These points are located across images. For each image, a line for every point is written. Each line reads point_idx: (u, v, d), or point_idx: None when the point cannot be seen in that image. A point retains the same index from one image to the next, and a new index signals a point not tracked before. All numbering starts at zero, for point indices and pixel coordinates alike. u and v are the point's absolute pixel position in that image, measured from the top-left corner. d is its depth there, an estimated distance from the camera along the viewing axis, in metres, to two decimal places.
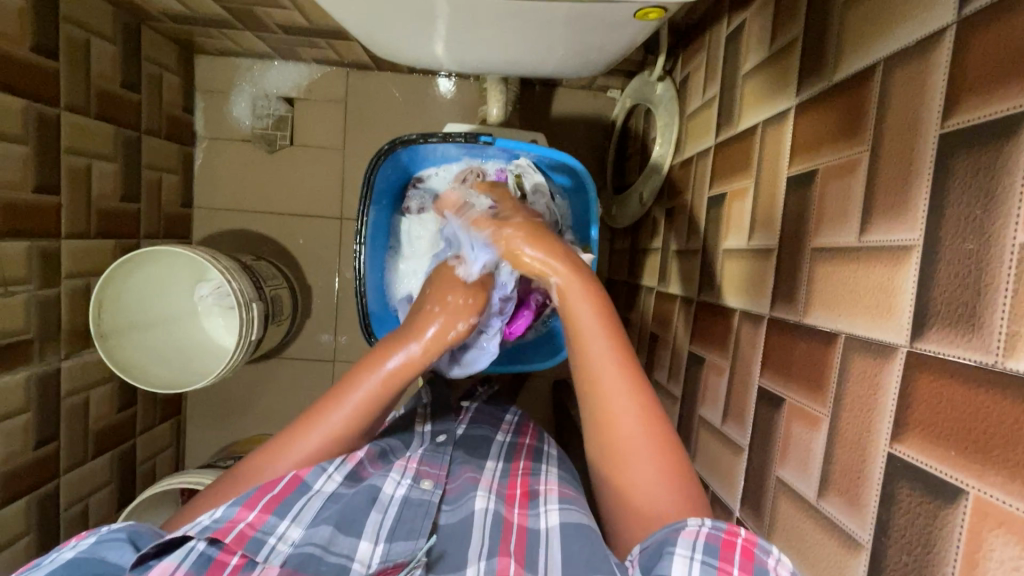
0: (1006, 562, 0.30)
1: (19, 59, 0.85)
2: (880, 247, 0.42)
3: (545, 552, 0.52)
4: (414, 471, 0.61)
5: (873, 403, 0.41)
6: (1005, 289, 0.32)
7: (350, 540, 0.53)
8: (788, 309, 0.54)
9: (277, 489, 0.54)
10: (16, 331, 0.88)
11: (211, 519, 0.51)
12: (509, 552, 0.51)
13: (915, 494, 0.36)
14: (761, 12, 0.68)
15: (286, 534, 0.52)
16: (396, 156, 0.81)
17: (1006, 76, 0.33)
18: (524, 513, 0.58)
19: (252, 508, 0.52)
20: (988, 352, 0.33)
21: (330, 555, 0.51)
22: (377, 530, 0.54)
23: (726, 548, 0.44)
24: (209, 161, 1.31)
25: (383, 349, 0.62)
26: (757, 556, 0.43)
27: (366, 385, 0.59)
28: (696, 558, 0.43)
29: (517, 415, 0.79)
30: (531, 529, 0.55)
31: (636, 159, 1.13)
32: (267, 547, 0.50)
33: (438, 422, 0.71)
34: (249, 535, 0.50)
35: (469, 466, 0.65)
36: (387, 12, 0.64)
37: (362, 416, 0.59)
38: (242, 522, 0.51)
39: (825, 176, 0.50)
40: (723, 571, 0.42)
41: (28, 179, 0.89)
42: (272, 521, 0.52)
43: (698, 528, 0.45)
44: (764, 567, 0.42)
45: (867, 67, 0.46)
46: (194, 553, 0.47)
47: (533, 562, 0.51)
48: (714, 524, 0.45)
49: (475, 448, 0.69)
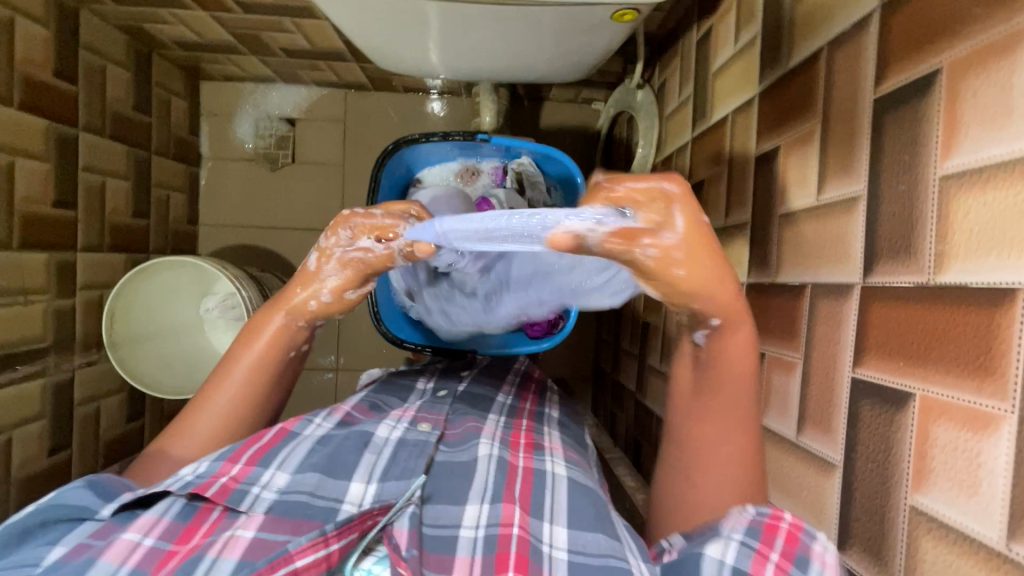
0: (948, 444, 0.35)
1: (43, 83, 0.91)
2: (835, 202, 0.48)
3: (551, 496, 0.55)
4: (410, 417, 0.65)
5: (838, 337, 0.46)
6: (931, 217, 0.38)
7: (341, 483, 0.55)
8: (762, 273, 0.60)
9: (264, 440, 0.58)
10: (34, 338, 0.91)
11: (194, 475, 0.54)
12: (514, 499, 0.54)
13: (875, 407, 0.41)
14: (726, 17, 0.76)
15: (271, 482, 0.54)
16: (399, 157, 0.87)
17: (918, 44, 0.40)
18: (528, 457, 0.61)
19: (236, 461, 0.55)
20: (922, 273, 0.38)
21: (318, 499, 0.53)
22: (370, 471, 0.56)
23: (770, 531, 0.44)
24: (213, 182, 1.37)
25: (249, 329, 0.63)
26: (801, 540, 0.43)
27: (253, 355, 0.62)
28: (735, 538, 0.45)
29: (517, 378, 0.84)
30: (536, 471, 0.59)
31: (622, 163, 1.20)
32: (250, 496, 0.52)
33: (439, 381, 0.78)
34: (232, 488, 0.52)
35: (471, 417, 0.68)
36: (390, 21, 0.71)
37: (259, 376, 0.62)
38: (224, 476, 0.53)
39: (786, 152, 0.57)
40: (761, 555, 0.43)
41: (48, 194, 0.94)
42: (257, 472, 0.55)
43: (743, 517, 0.46)
44: (808, 554, 0.42)
45: (813, 53, 0.53)
46: (176, 505, 0.51)
47: (539, 508, 0.54)
48: (760, 509, 0.46)
49: (475, 403, 0.73)
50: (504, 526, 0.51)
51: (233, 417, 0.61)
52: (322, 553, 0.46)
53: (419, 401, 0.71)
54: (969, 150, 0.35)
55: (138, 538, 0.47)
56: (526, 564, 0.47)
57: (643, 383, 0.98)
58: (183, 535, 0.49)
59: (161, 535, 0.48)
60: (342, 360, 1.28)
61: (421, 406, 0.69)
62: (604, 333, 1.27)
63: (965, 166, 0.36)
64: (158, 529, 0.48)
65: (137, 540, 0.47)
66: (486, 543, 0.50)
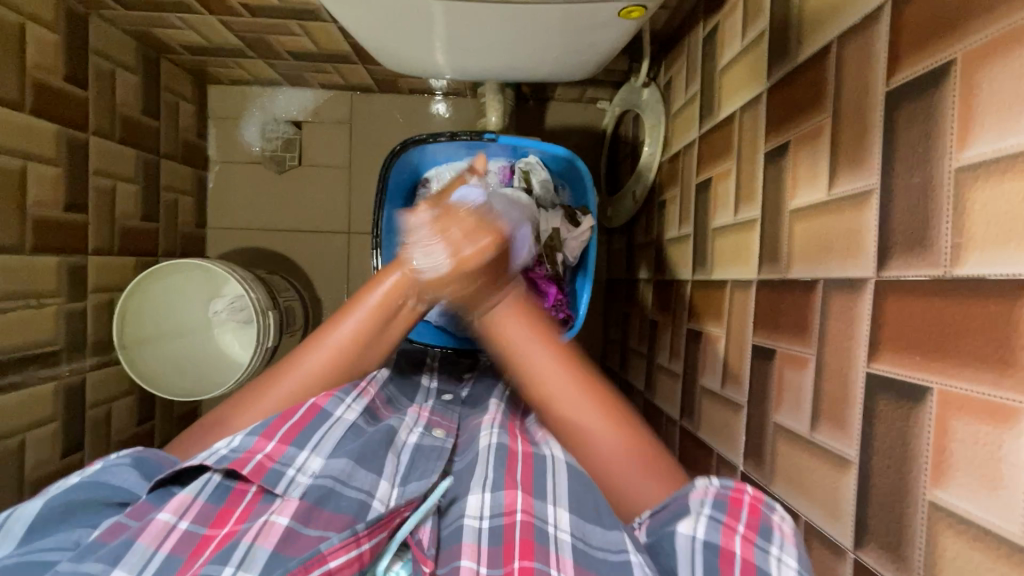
0: (968, 438, 0.35)
1: (54, 88, 0.92)
2: (846, 196, 0.48)
3: (552, 480, 0.54)
4: (426, 420, 0.66)
5: (852, 332, 0.46)
6: (947, 209, 0.38)
7: (370, 476, 0.55)
8: (773, 269, 0.60)
9: (297, 417, 0.57)
10: (46, 341, 0.92)
11: (228, 449, 0.54)
12: (516, 484, 0.53)
13: (892, 402, 0.41)
14: (732, 13, 0.75)
15: (305, 466, 0.55)
16: (406, 157, 0.88)
17: (932, 35, 0.40)
18: (526, 443, 0.60)
19: (270, 439, 0.55)
20: (938, 265, 0.38)
21: (348, 489, 0.53)
22: (393, 474, 0.57)
23: (735, 505, 0.48)
24: (220, 185, 1.38)
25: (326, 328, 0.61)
26: (763, 512, 0.47)
27: (358, 316, 0.61)
28: (704, 513, 0.47)
29: None
30: (536, 457, 0.57)
31: (628, 161, 1.19)
32: (286, 479, 0.53)
33: (442, 380, 0.79)
34: (267, 467, 0.53)
35: (476, 416, 0.69)
36: (397, 21, 0.71)
37: (359, 341, 0.61)
38: (260, 453, 0.54)
39: (795, 147, 0.57)
40: (729, 528, 0.46)
41: (59, 198, 0.94)
42: (292, 453, 0.55)
43: (706, 489, 0.49)
44: (769, 524, 0.46)
45: (823, 47, 0.53)
46: (211, 485, 0.51)
47: (541, 491, 0.53)
48: (722, 484, 0.49)
49: (480, 401, 0.73)
50: (509, 515, 0.51)
51: (244, 407, 0.59)
52: (354, 552, 0.46)
53: (428, 402, 0.71)
54: (986, 140, 0.35)
55: (174, 520, 0.48)
56: (531, 550, 0.48)
57: (652, 382, 0.98)
58: (217, 518, 0.50)
59: (195, 519, 0.49)
60: None
61: (433, 408, 0.70)
62: (611, 332, 1.27)
63: (982, 156, 0.35)
64: (193, 512, 0.49)
65: (172, 523, 0.48)
66: (491, 534, 0.50)
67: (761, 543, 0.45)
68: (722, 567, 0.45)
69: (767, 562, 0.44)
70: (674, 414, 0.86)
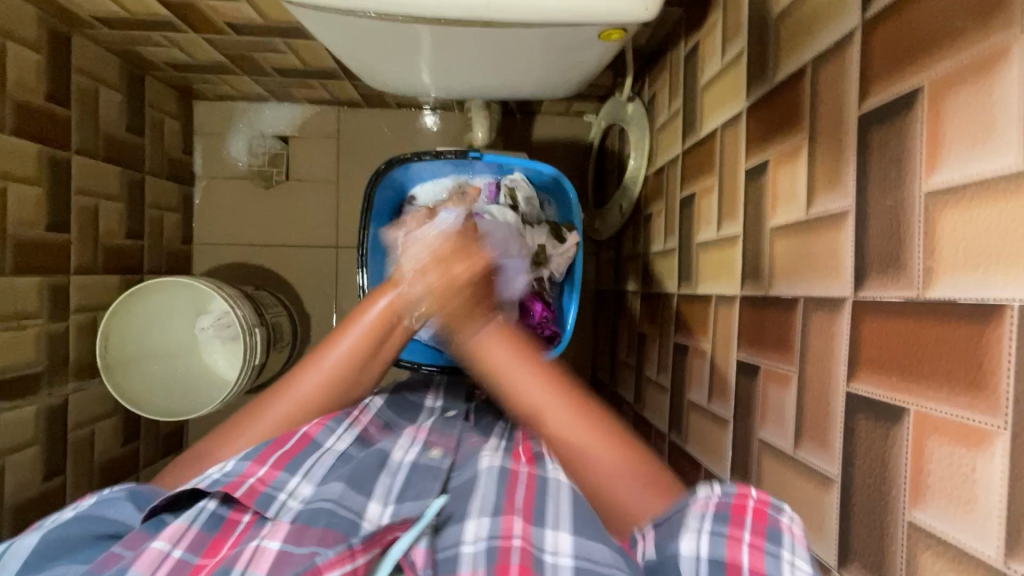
0: (944, 459, 0.35)
1: (36, 107, 0.91)
2: (824, 216, 0.49)
3: (556, 501, 0.53)
4: (422, 440, 0.64)
5: (832, 350, 0.46)
6: (918, 232, 0.38)
7: (360, 498, 0.54)
8: (756, 286, 0.60)
9: (289, 444, 0.57)
10: (27, 363, 0.91)
11: (221, 474, 0.53)
12: (515, 509, 0.52)
13: (870, 421, 0.42)
14: (712, 32, 0.77)
15: (297, 491, 0.54)
16: (392, 176, 0.88)
17: (900, 63, 0.41)
18: (531, 463, 0.59)
19: (262, 463, 0.54)
20: (911, 287, 0.38)
21: (341, 510, 0.51)
22: (387, 492, 0.55)
23: (737, 513, 0.46)
24: (207, 201, 1.37)
25: (315, 349, 0.61)
26: (769, 515, 0.45)
27: (352, 337, 0.61)
28: (705, 529, 0.46)
29: None
30: (541, 480, 0.56)
31: (615, 174, 1.20)
32: (277, 503, 0.52)
33: (445, 399, 0.79)
34: (259, 490, 0.52)
35: (477, 438, 0.68)
36: (380, 43, 0.72)
37: (356, 359, 0.61)
38: (251, 477, 0.53)
39: (775, 165, 0.57)
40: (735, 539, 0.45)
41: (41, 217, 0.93)
42: (283, 478, 0.54)
43: (709, 499, 0.48)
44: (777, 527, 0.45)
45: (799, 69, 0.54)
46: (206, 512, 0.51)
47: (541, 515, 0.51)
48: (725, 491, 0.48)
49: (483, 424, 0.73)
50: (505, 538, 0.49)
51: (229, 435, 0.59)
52: (349, 566, 0.44)
53: (427, 421, 0.71)
54: (953, 165, 0.36)
55: (167, 548, 0.46)
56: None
57: (641, 394, 0.98)
58: (209, 548, 0.48)
59: (189, 547, 0.47)
60: None
61: (432, 427, 0.68)
62: (601, 344, 1.27)
63: (950, 181, 0.36)
64: (186, 540, 0.48)
65: (166, 551, 0.46)
66: (488, 554, 0.48)
67: (771, 549, 0.44)
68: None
69: (779, 569, 0.43)
70: (663, 427, 0.86)
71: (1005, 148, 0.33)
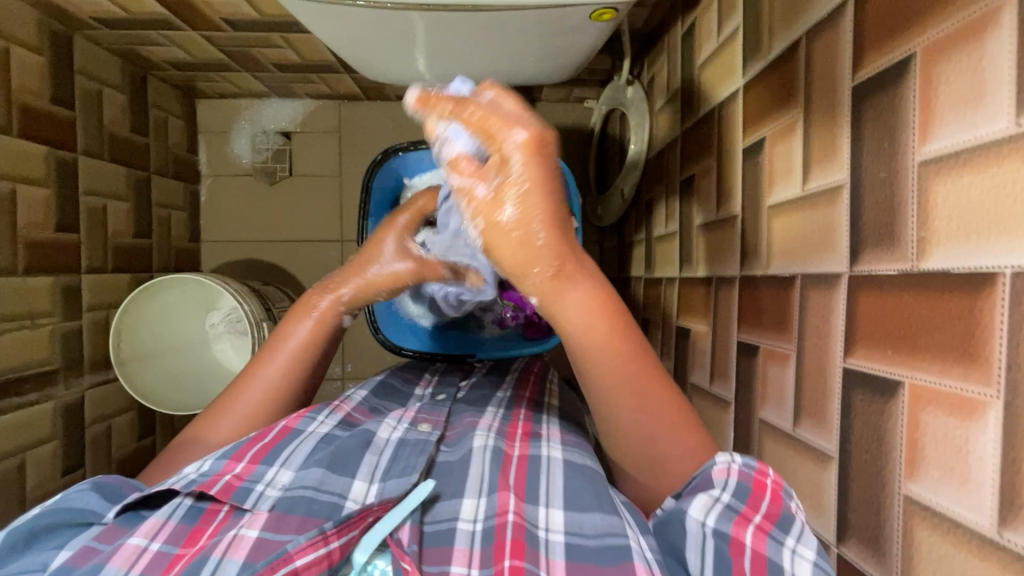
0: (939, 431, 0.35)
1: (41, 109, 0.93)
2: (819, 191, 0.48)
3: (547, 481, 0.53)
4: (410, 418, 0.64)
5: (828, 326, 0.46)
6: (911, 201, 0.38)
7: (344, 479, 0.54)
8: (755, 265, 0.59)
9: (269, 438, 0.57)
10: (42, 360, 0.93)
11: (197, 474, 0.53)
12: (509, 488, 0.52)
13: (867, 397, 0.41)
14: (708, 11, 0.75)
15: (275, 480, 0.53)
16: (390, 166, 0.90)
17: (892, 31, 0.40)
18: (524, 445, 0.59)
19: (239, 460, 0.54)
20: (906, 259, 0.38)
21: (322, 495, 0.51)
22: (372, 471, 0.55)
23: (757, 490, 0.45)
24: (212, 198, 1.39)
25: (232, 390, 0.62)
26: (783, 499, 0.44)
27: (274, 362, 0.64)
28: (723, 499, 0.45)
29: (522, 366, 0.88)
30: (532, 459, 0.57)
31: (616, 159, 1.20)
32: (255, 494, 0.51)
33: (440, 384, 0.79)
34: (236, 485, 0.52)
35: (468, 413, 0.68)
36: (373, 31, 0.72)
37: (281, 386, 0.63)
38: (228, 474, 0.52)
39: (771, 142, 0.57)
40: (744, 517, 0.44)
41: (50, 219, 0.95)
42: (261, 470, 0.54)
43: (729, 466, 0.46)
44: (789, 513, 0.44)
45: (793, 42, 0.53)
46: (182, 508, 0.49)
47: (533, 495, 0.52)
48: (746, 461, 0.46)
49: (477, 402, 0.72)
50: (500, 516, 0.49)
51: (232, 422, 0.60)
52: (322, 551, 0.43)
53: (417, 403, 0.71)
54: (944, 134, 0.35)
55: (145, 542, 0.46)
56: (522, 550, 0.45)
57: None
58: (189, 538, 0.47)
59: (167, 539, 0.47)
60: (349, 367, 1.31)
61: (421, 407, 0.68)
62: None
63: (942, 149, 0.35)
64: (165, 533, 0.47)
65: (143, 545, 0.46)
66: (484, 536, 0.48)
67: (776, 535, 0.43)
68: (734, 560, 0.42)
69: (781, 555, 0.42)
70: None
71: (998, 114, 0.32)
